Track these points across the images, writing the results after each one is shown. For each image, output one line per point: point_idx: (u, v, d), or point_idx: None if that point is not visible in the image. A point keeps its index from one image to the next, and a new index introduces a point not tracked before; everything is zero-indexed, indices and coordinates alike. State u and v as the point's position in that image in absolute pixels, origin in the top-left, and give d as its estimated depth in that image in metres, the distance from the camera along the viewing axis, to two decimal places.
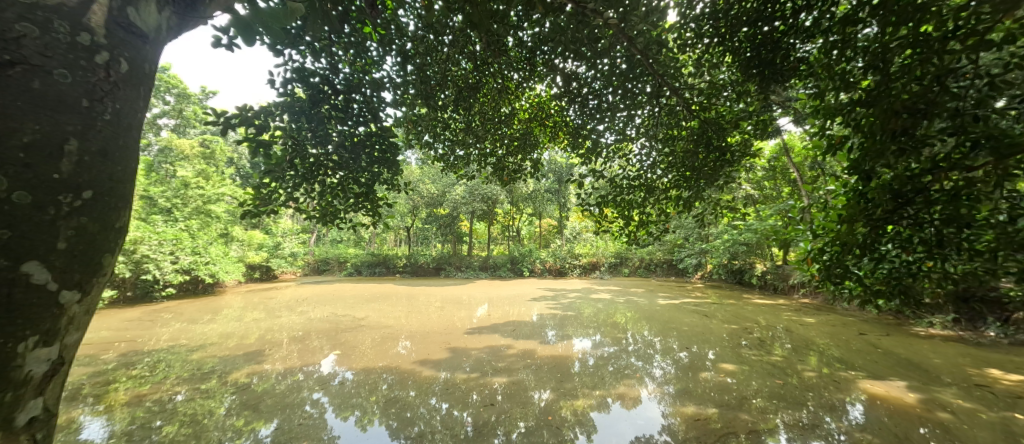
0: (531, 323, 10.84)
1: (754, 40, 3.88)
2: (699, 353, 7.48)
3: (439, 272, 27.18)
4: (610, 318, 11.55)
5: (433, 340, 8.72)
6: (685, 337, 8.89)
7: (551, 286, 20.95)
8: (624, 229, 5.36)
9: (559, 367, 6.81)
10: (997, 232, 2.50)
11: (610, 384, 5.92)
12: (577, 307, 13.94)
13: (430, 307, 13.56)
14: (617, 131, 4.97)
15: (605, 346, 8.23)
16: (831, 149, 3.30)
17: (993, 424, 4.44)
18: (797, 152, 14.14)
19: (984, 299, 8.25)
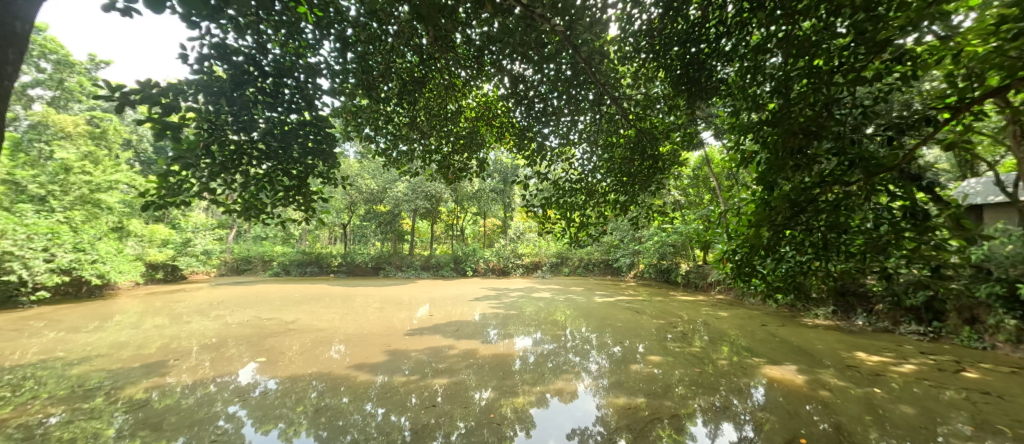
0: (473, 323, 10.80)
1: (683, 59, 4.22)
2: (630, 347, 7.99)
3: (379, 272, 26.02)
4: (551, 316, 11.89)
5: (370, 343, 8.32)
6: (618, 333, 9.43)
7: (494, 285, 21.09)
8: (566, 230, 5.46)
9: (500, 365, 6.86)
10: (865, 237, 2.98)
11: (550, 380, 6.11)
12: (519, 306, 14.12)
13: (368, 309, 12.92)
14: (561, 136, 5.07)
15: (545, 344, 8.45)
16: (743, 162, 3.68)
17: (860, 398, 5.29)
18: (717, 163, 15.73)
19: (855, 293, 9.84)
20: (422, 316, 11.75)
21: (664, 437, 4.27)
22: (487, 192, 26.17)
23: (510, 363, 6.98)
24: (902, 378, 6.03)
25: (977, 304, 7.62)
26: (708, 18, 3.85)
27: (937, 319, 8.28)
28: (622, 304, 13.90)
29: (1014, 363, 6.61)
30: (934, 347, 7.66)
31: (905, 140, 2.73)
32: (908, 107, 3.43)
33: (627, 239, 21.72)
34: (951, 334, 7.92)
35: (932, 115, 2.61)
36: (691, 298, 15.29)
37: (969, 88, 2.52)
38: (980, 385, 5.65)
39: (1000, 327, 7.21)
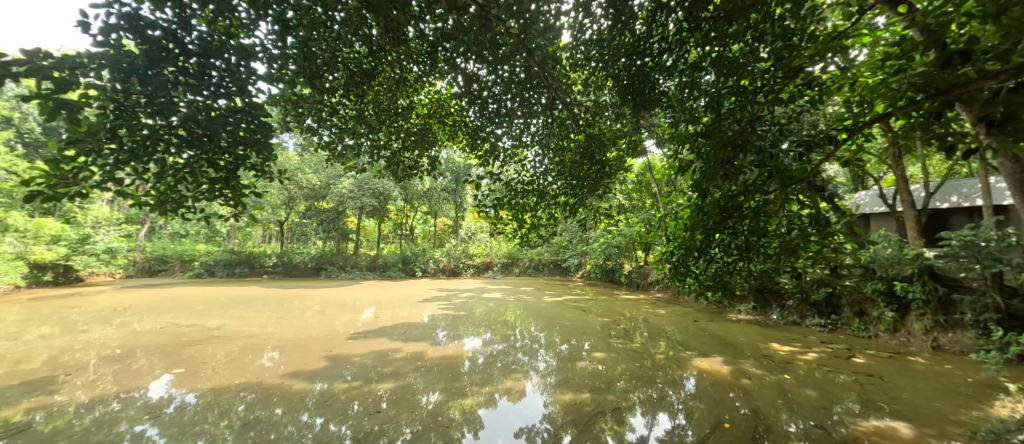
0: (422, 325, 10.52)
1: (629, 70, 4.44)
2: (576, 345, 8.26)
3: (319, 273, 24.50)
4: (501, 317, 11.94)
5: (308, 349, 7.78)
6: (565, 331, 9.70)
7: (443, 286, 20.77)
8: (518, 230, 5.50)
9: (449, 367, 6.77)
10: (780, 241, 3.36)
11: (499, 380, 6.13)
12: (470, 306, 14.02)
13: (307, 312, 12.09)
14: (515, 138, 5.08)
15: (495, 344, 8.47)
16: (680, 169, 3.96)
17: (774, 384, 5.93)
18: (658, 170, 16.79)
19: (771, 290, 11.01)
20: (367, 319, 11.22)
21: (606, 430, 4.47)
22: (438, 190, 25.68)
23: (459, 365, 6.91)
24: (807, 365, 6.85)
25: (865, 299, 8.87)
26: (652, 34, 4.10)
27: (835, 313, 9.51)
28: (569, 303, 14.35)
29: (891, 349, 7.78)
30: (832, 337, 8.80)
31: (812, 156, 3.11)
32: (817, 126, 3.91)
33: (575, 240, 22.45)
34: (846, 325, 9.14)
35: (833, 136, 2.99)
36: (633, 296, 16.15)
37: (863, 114, 2.93)
38: (866, 369, 6.58)
39: (882, 319, 8.44)
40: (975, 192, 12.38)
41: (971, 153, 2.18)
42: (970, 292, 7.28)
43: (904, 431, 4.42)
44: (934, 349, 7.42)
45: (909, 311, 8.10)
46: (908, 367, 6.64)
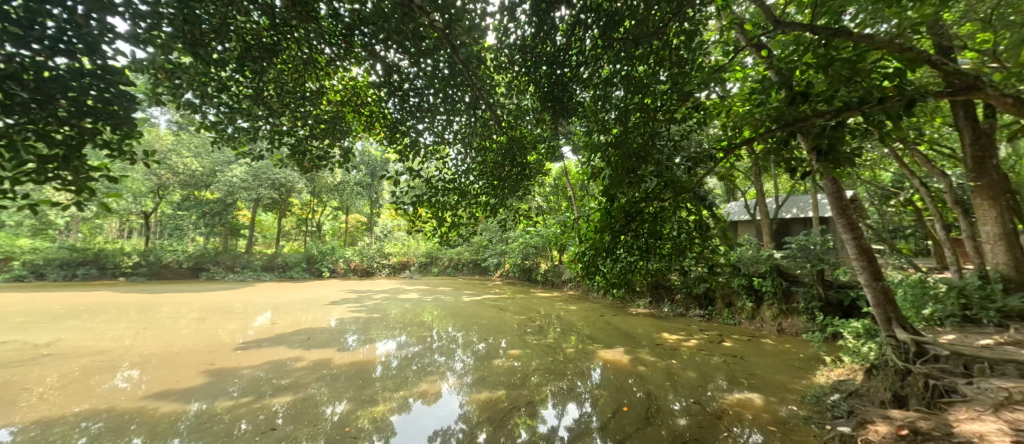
0: (327, 329, 9.67)
1: (550, 78, 4.62)
2: (493, 343, 8.37)
3: (199, 275, 20.98)
4: (417, 318, 11.55)
5: (183, 363, 6.62)
6: (482, 330, 9.76)
7: (354, 287, 19.36)
8: (437, 229, 5.34)
9: (359, 373, 6.34)
10: (673, 242, 3.80)
11: (413, 384, 5.92)
12: (384, 308, 13.31)
13: (184, 319, 10.32)
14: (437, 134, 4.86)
15: (410, 346, 8.17)
16: (592, 175, 4.24)
17: (664, 369, 6.74)
18: (574, 176, 17.95)
19: (664, 286, 12.48)
20: (261, 326, 9.91)
21: (520, 424, 4.60)
22: (351, 184, 23.84)
23: (370, 371, 6.49)
24: (689, 351, 7.91)
25: (732, 293, 10.54)
26: (571, 46, 4.35)
27: (711, 305, 11.13)
28: (488, 302, 14.51)
29: (750, 333, 9.36)
30: (708, 325, 10.31)
31: (698, 170, 3.60)
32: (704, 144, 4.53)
33: (495, 240, 22.73)
34: (718, 315, 10.75)
35: (714, 154, 3.49)
36: (548, 294, 16.92)
37: (735, 137, 3.49)
38: (732, 351, 7.84)
39: (744, 308, 10.11)
40: (808, 206, 15.58)
41: (809, 174, 2.74)
42: (803, 285, 9.12)
43: (757, 400, 5.35)
44: (779, 331, 9.12)
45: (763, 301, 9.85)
46: (761, 347, 8.08)
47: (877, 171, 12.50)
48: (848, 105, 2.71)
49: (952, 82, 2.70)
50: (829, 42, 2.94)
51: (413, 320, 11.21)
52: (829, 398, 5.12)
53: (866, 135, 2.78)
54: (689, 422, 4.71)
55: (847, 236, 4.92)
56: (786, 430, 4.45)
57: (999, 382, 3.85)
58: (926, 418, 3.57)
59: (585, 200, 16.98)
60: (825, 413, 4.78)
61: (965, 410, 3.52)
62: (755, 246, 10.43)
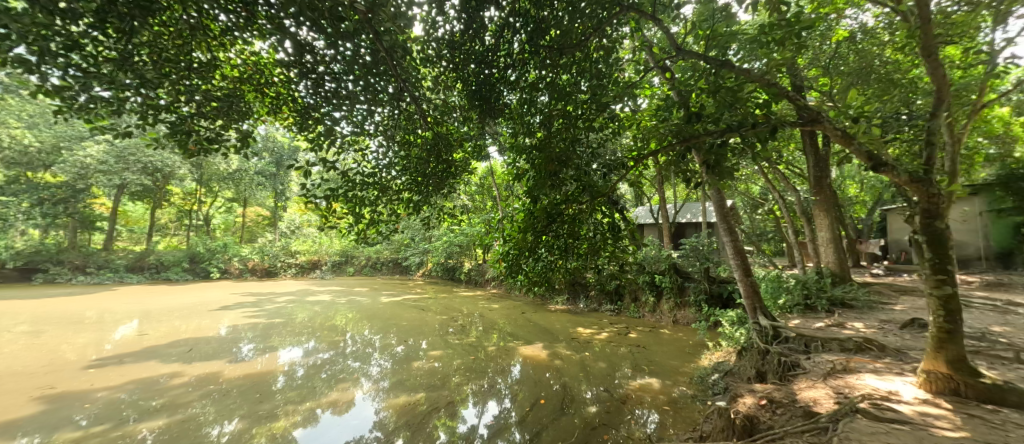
0: (216, 338, 8.43)
1: (477, 77, 4.56)
2: (413, 345, 8.10)
3: (32, 278, 17.56)
4: (327, 321, 10.66)
5: (8, 389, 5.24)
6: (401, 332, 9.37)
7: (252, 289, 17.18)
8: (352, 226, 4.84)
9: (256, 386, 5.64)
10: (590, 243, 4.03)
11: (322, 393, 5.44)
12: (289, 312, 12.03)
13: (11, 333, 8.19)
14: (355, 124, 4.42)
15: (319, 353, 7.51)
16: (517, 177, 4.28)
17: (578, 361, 7.18)
18: (499, 176, 18.23)
19: (580, 284, 13.29)
20: (125, 337, 8.26)
21: (439, 426, 4.51)
22: (249, 173, 21.02)
23: (270, 383, 5.80)
24: (600, 343, 8.54)
25: (638, 288, 11.63)
26: (500, 48, 4.37)
27: (620, 300, 12.14)
28: (408, 303, 13.98)
29: (651, 325, 10.41)
30: (617, 319, 11.23)
31: (612, 176, 3.91)
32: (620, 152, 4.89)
33: (418, 239, 22.01)
34: (626, 309, 11.77)
35: (626, 163, 3.81)
36: (471, 293, 16.88)
37: (644, 148, 3.84)
38: (636, 342, 8.66)
39: (647, 302, 11.23)
40: (699, 212, 17.88)
41: (701, 184, 3.12)
42: (694, 280, 10.42)
43: (655, 384, 6.00)
44: (674, 322, 10.30)
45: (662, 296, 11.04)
46: (660, 337, 9.06)
47: (750, 184, 14.85)
48: (732, 126, 3.14)
49: (803, 115, 3.32)
50: (718, 71, 3.39)
51: (323, 325, 10.30)
52: (711, 377, 5.94)
53: (744, 153, 3.25)
54: (598, 408, 5.09)
55: (727, 239, 5.79)
56: (677, 408, 5.07)
57: (828, 356, 4.84)
58: (779, 388, 4.37)
59: (508, 200, 17.36)
60: (707, 390, 5.55)
61: (805, 380, 4.37)
62: (657, 247, 11.65)
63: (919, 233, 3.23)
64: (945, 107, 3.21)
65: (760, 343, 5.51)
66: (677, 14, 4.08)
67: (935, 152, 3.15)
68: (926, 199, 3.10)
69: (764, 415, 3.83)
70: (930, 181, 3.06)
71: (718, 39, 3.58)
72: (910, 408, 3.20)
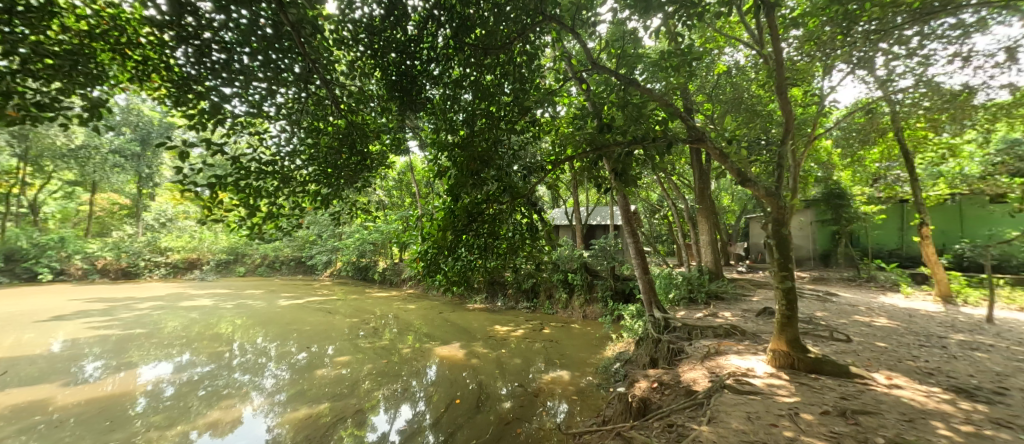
0: (48, 357, 6.73)
1: (398, 68, 4.30)
2: (317, 352, 7.41)
3: None
4: (209, 330, 9.20)
5: None
6: (302, 338, 8.50)
7: (103, 294, 14.08)
8: (245, 220, 4.03)
9: (105, 415, 4.63)
10: (508, 242, 4.12)
11: (199, 414, 4.69)
12: (157, 320, 10.13)
13: None
14: (251, 103, 3.82)
15: (196, 367, 6.45)
16: (438, 175, 4.12)
17: (494, 358, 7.29)
18: (418, 172, 17.65)
19: (498, 282, 13.49)
20: None
21: (345, 437, 4.20)
22: (101, 152, 17.12)
23: (125, 409, 4.81)
24: (516, 340, 8.79)
25: (552, 286, 12.21)
26: (423, 40, 4.22)
27: (535, 297, 12.62)
28: (312, 305, 12.74)
29: (563, 320, 11.01)
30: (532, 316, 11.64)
31: (531, 178, 4.07)
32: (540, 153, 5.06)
33: (325, 235, 20.22)
34: (541, 306, 12.27)
35: (545, 166, 4.01)
36: (384, 293, 16.03)
37: (561, 153, 4.05)
38: (549, 337, 9.09)
39: (560, 299, 11.85)
40: (608, 215, 19.46)
41: (610, 190, 3.44)
42: (601, 278, 11.29)
43: (565, 376, 6.38)
44: (584, 317, 11.03)
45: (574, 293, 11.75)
46: (570, 331, 9.64)
47: (649, 192, 16.66)
48: (636, 139, 3.49)
49: (691, 134, 3.84)
50: (626, 88, 3.73)
51: (203, 334, 8.84)
52: (613, 366, 6.51)
53: (646, 164, 3.64)
54: (512, 403, 5.23)
55: (629, 240, 6.42)
56: (584, 396, 5.47)
57: (706, 341, 5.66)
58: (667, 372, 4.98)
59: (428, 198, 16.91)
60: (610, 378, 6.08)
61: (688, 363, 5.06)
62: (570, 247, 12.36)
63: (771, 237, 3.94)
64: (791, 137, 3.96)
65: (654, 333, 6.21)
66: (593, 30, 4.39)
67: (785, 173, 3.87)
68: (777, 210, 3.81)
69: (655, 397, 4.34)
70: (779, 196, 3.77)
71: (627, 59, 3.96)
72: (762, 381, 3.90)
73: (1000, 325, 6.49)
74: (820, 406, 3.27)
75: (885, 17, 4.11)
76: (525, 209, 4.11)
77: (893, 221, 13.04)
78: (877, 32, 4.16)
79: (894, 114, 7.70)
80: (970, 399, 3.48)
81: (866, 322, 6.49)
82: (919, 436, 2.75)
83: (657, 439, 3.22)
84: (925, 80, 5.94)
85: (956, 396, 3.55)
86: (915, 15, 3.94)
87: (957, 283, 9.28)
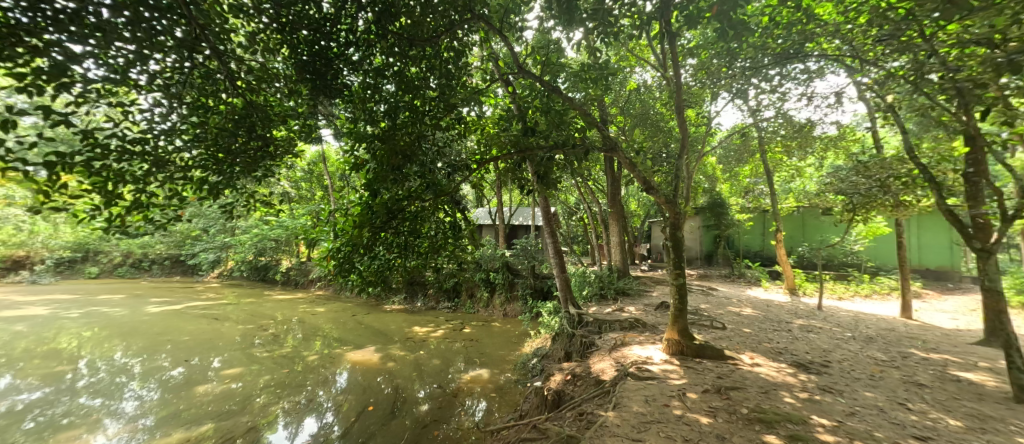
0: None
1: (311, 48, 3.91)
2: (198, 365, 6.38)
3: None
4: (45, 346, 7.38)
5: None
6: (180, 350, 7.26)
7: None
8: (99, 211, 3.21)
9: None
10: (430, 240, 3.98)
11: None
12: None
13: None
14: (111, 66, 3.07)
15: (23, 393, 5.13)
16: (354, 167, 3.82)
17: (412, 361, 7.03)
18: (332, 163, 16.31)
19: (418, 282, 13.05)
20: None
21: None
22: None
23: None
24: (435, 340, 8.60)
25: (474, 285, 12.19)
26: (340, 21, 3.91)
27: (457, 297, 12.48)
28: (194, 311, 10.97)
29: (484, 319, 11.05)
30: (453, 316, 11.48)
31: (456, 176, 4.03)
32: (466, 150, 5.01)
33: (213, 230, 17.55)
34: (462, 305, 12.16)
35: (469, 165, 4.01)
36: (287, 296, 14.43)
37: (486, 152, 4.07)
38: (469, 336, 9.06)
39: (481, 298, 11.89)
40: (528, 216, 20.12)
41: (532, 191, 3.60)
42: (521, 277, 11.59)
43: (485, 374, 6.42)
44: (504, 315, 11.19)
45: (495, 292, 11.86)
46: (491, 330, 9.73)
47: (567, 195, 17.64)
48: (558, 144, 3.66)
49: (606, 144, 4.15)
50: (549, 94, 3.91)
51: (33, 352, 7.03)
52: (531, 362, 6.73)
53: (565, 168, 3.84)
54: (430, 405, 5.09)
55: (549, 240, 6.71)
56: (502, 393, 5.58)
57: (614, 334, 6.17)
58: (580, 364, 5.32)
59: (342, 191, 15.70)
60: (528, 373, 6.28)
61: (598, 355, 5.46)
62: (492, 246, 12.45)
63: (668, 239, 4.45)
64: (686, 152, 4.49)
65: (569, 328, 6.58)
66: (520, 35, 4.51)
67: (681, 183, 4.39)
68: (674, 215, 4.32)
69: (569, 388, 4.61)
70: (675, 203, 4.29)
71: (550, 66, 4.14)
72: (659, 367, 4.38)
73: (827, 311, 8.21)
74: (702, 385, 3.79)
75: (756, 58, 5.02)
76: (448, 206, 4.01)
77: (759, 227, 15.60)
78: (750, 69, 5.08)
79: (761, 138, 9.28)
80: (807, 372, 4.35)
81: (738, 312, 7.69)
82: (772, 404, 3.35)
83: (569, 427, 3.43)
84: (783, 112, 7.27)
85: (798, 370, 4.40)
86: (777, 59, 4.92)
87: (800, 278, 11.48)
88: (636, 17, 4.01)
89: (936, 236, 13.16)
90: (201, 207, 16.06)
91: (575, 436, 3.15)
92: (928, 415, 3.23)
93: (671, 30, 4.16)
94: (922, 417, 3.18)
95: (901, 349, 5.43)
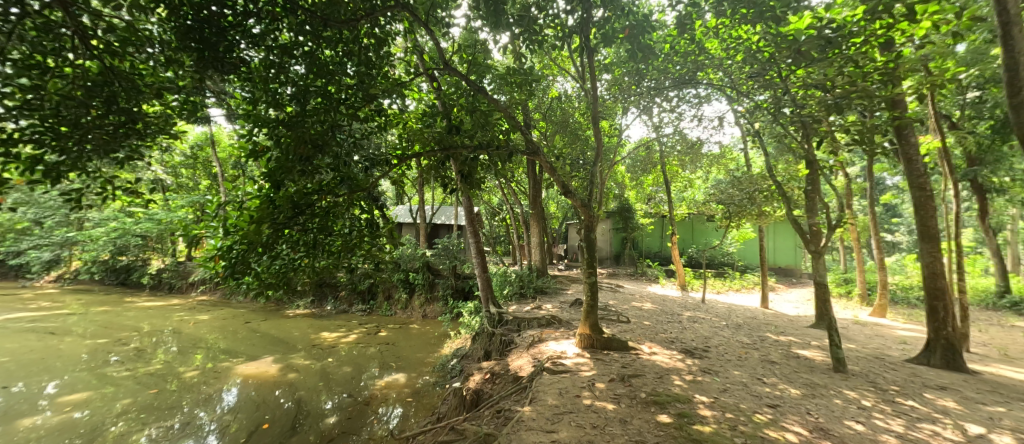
0: None
1: (199, 13, 3.32)
2: (23, 394, 5.05)
3: None
4: None
5: None
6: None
7: None
8: None
9: None
10: (343, 239, 3.66)
11: None
12: None
13: None
14: None
15: None
16: (252, 155, 3.36)
17: (317, 370, 6.43)
18: (223, 148, 14.21)
19: (328, 284, 12.00)
20: None
21: None
22: None
23: None
24: (346, 346, 8.00)
25: (391, 286, 11.60)
26: None
27: (372, 299, 11.74)
28: (20, 325, 8.66)
29: (402, 322, 10.57)
30: (367, 319, 10.77)
31: (374, 171, 3.81)
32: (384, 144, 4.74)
33: (50, 223, 14.00)
34: (378, 308, 11.49)
35: (390, 160, 3.81)
36: (157, 302, 12.13)
37: (408, 148, 3.93)
38: (384, 340, 8.59)
39: (399, 300, 11.36)
40: (450, 216, 19.77)
41: (455, 190, 3.52)
42: (442, 277, 11.31)
43: (401, 378, 6.16)
44: (423, 316, 10.86)
45: (414, 293, 11.43)
46: (407, 332, 9.35)
47: (490, 195, 17.77)
48: (481, 145, 3.70)
49: (528, 147, 4.28)
50: (475, 94, 3.90)
51: None
52: (450, 363, 6.64)
53: (488, 169, 3.88)
54: (338, 417, 4.71)
55: (471, 240, 6.70)
56: (418, 397, 5.40)
57: (531, 331, 6.39)
58: (499, 363, 5.39)
59: (235, 181, 13.75)
60: (447, 375, 6.17)
61: (516, 352, 5.59)
62: (412, 246, 12.00)
63: (582, 241, 4.75)
64: (600, 160, 4.83)
65: (489, 327, 6.63)
66: (446, 31, 4.44)
67: (595, 188, 4.70)
68: (588, 218, 4.64)
69: (487, 387, 4.64)
70: (590, 207, 4.58)
71: (476, 67, 4.14)
72: (572, 361, 4.64)
73: (711, 304, 9.51)
74: (609, 375, 4.11)
75: (659, 80, 5.63)
76: (364, 203, 3.75)
77: (659, 231, 17.46)
78: (654, 88, 5.70)
79: (662, 151, 10.39)
80: (694, 357, 4.99)
81: (641, 307, 8.50)
82: (664, 387, 3.78)
83: (487, 425, 3.45)
84: (680, 130, 8.23)
85: (686, 355, 5.02)
86: (675, 82, 5.58)
87: (689, 276, 13.15)
88: (560, 27, 4.18)
89: (786, 240, 16.12)
90: (33, 194, 12.72)
91: (492, 434, 3.17)
92: (777, 386, 3.94)
93: (590, 45, 4.44)
94: (772, 388, 3.87)
95: (761, 334, 6.53)
